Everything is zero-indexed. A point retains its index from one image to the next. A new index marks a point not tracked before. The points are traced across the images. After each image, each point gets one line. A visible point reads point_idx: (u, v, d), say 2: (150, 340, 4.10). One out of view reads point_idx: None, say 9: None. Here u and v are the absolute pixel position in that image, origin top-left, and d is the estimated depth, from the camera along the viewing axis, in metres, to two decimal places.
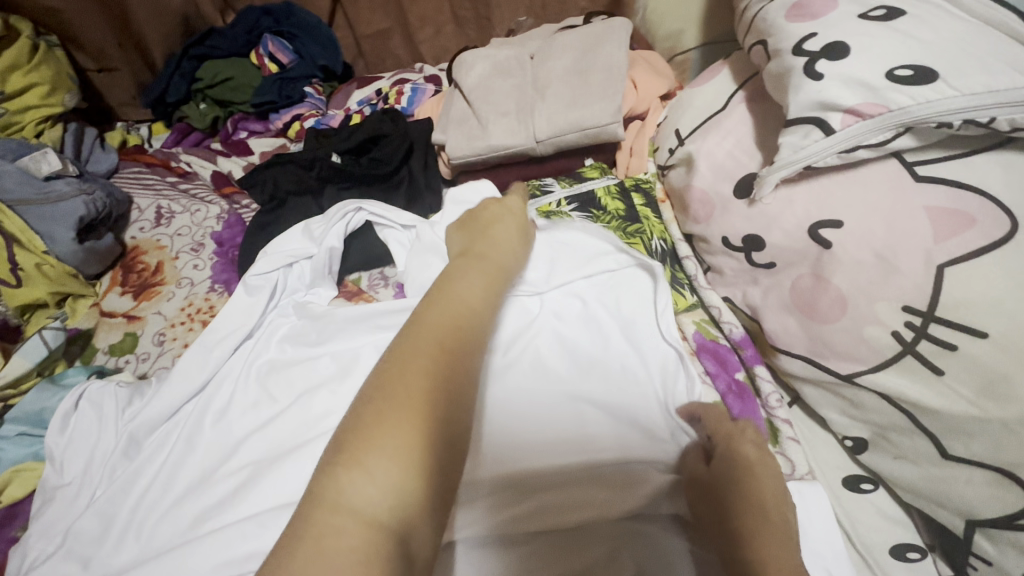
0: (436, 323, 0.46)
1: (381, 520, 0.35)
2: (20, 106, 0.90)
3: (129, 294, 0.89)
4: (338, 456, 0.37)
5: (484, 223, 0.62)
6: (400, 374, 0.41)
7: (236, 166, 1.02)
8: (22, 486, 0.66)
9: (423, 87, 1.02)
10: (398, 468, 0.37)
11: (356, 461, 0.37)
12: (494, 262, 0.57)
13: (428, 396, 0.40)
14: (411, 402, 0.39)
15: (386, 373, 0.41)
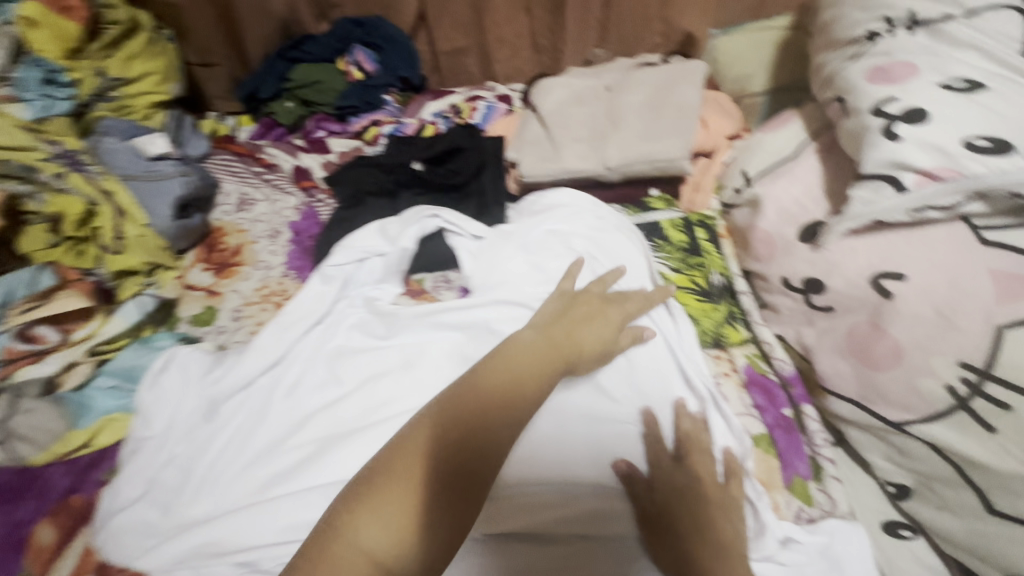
0: (472, 408, 0.52)
1: (379, 568, 0.43)
2: (135, 91, 1.00)
3: (210, 270, 0.96)
4: (342, 513, 0.45)
5: (583, 316, 0.63)
6: (400, 458, 0.49)
7: (316, 163, 1.10)
8: (111, 435, 0.73)
9: (495, 107, 1.11)
10: (390, 540, 0.44)
11: (370, 505, 0.45)
12: (562, 352, 0.59)
13: (426, 478, 0.47)
14: (413, 480, 0.47)
15: (395, 453, 0.49)
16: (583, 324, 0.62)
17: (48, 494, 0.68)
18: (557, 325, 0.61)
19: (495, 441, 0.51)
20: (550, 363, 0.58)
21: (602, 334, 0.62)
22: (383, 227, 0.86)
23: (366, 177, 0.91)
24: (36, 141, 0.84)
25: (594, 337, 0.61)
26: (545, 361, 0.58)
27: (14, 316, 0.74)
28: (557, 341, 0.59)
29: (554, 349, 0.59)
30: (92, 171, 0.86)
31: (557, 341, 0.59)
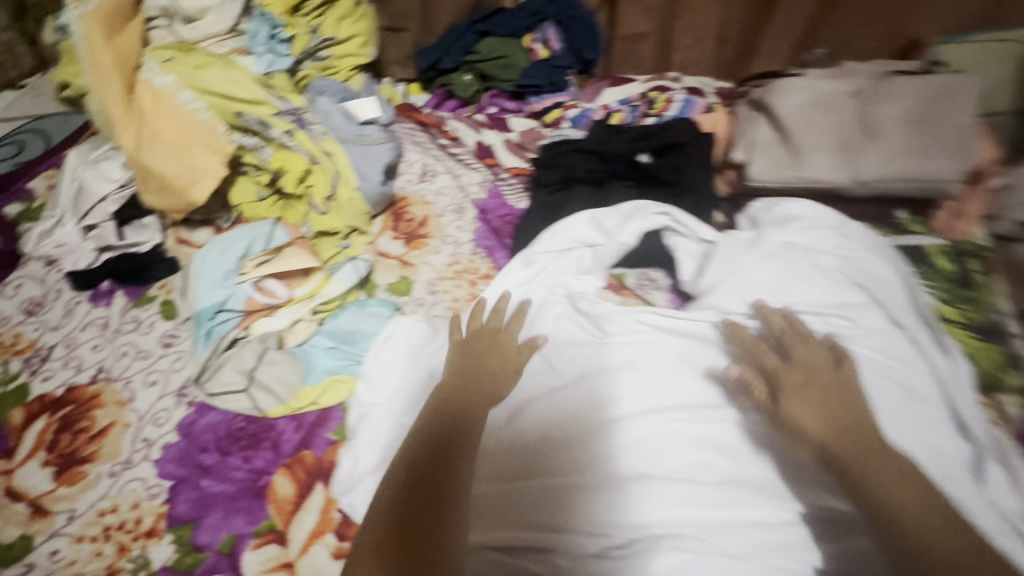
0: (432, 439, 0.57)
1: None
2: (342, 53, 0.99)
3: (400, 239, 0.96)
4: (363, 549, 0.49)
5: (479, 353, 0.68)
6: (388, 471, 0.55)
7: (499, 141, 1.08)
8: (335, 395, 0.73)
9: (694, 100, 1.04)
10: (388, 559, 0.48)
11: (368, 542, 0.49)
12: (475, 390, 0.63)
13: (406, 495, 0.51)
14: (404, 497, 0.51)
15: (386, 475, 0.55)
16: (484, 363, 0.66)
17: (283, 447, 0.70)
18: (461, 371, 0.66)
19: (449, 456, 0.55)
20: (470, 399, 0.62)
21: (503, 364, 0.66)
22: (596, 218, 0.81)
23: (579, 163, 0.89)
24: (268, 95, 0.85)
25: (503, 367, 0.65)
26: (463, 400, 0.62)
27: (250, 269, 0.77)
28: (458, 377, 0.65)
29: (466, 384, 0.64)
30: (315, 130, 0.87)
31: (487, 371, 0.65)
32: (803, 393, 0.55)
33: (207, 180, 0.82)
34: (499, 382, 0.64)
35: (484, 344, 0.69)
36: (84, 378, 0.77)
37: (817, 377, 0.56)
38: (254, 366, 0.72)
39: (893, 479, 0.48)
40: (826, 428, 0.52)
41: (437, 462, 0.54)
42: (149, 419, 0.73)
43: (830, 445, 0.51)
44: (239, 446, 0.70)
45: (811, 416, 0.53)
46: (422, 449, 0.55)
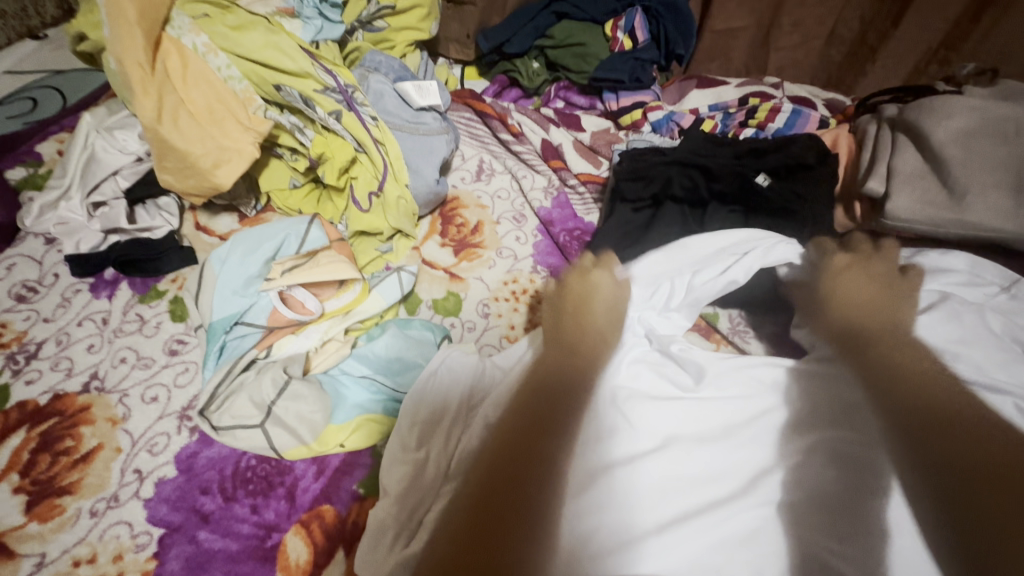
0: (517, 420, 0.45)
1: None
2: (399, 25, 0.86)
3: (449, 247, 0.82)
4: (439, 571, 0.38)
5: (573, 305, 0.54)
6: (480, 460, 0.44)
7: (568, 140, 0.93)
8: (367, 438, 0.60)
9: (806, 113, 0.88)
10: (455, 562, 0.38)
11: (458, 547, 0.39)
12: (585, 349, 0.52)
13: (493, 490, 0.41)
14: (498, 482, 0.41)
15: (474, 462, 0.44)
16: (576, 317, 0.53)
17: (300, 498, 0.57)
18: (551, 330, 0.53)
19: (547, 437, 0.44)
20: (577, 368, 0.50)
21: (603, 337, 0.53)
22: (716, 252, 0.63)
23: (677, 177, 0.73)
24: (315, 67, 0.71)
25: (601, 335, 0.53)
26: (560, 368, 0.49)
27: (277, 275, 0.64)
28: (556, 347, 0.52)
29: (575, 348, 0.51)
30: (365, 113, 0.73)
31: (573, 339, 0.52)
32: (857, 274, 0.56)
33: (237, 161, 0.70)
34: (595, 345, 0.52)
35: (582, 294, 0.55)
36: (73, 385, 0.65)
37: (853, 294, 0.55)
38: (274, 398, 0.58)
39: (906, 361, 0.49)
40: (864, 317, 0.53)
41: (531, 437, 0.44)
42: (144, 445, 0.61)
43: (853, 323, 0.53)
44: (247, 491, 0.58)
45: (850, 311, 0.54)
46: (520, 428, 0.44)
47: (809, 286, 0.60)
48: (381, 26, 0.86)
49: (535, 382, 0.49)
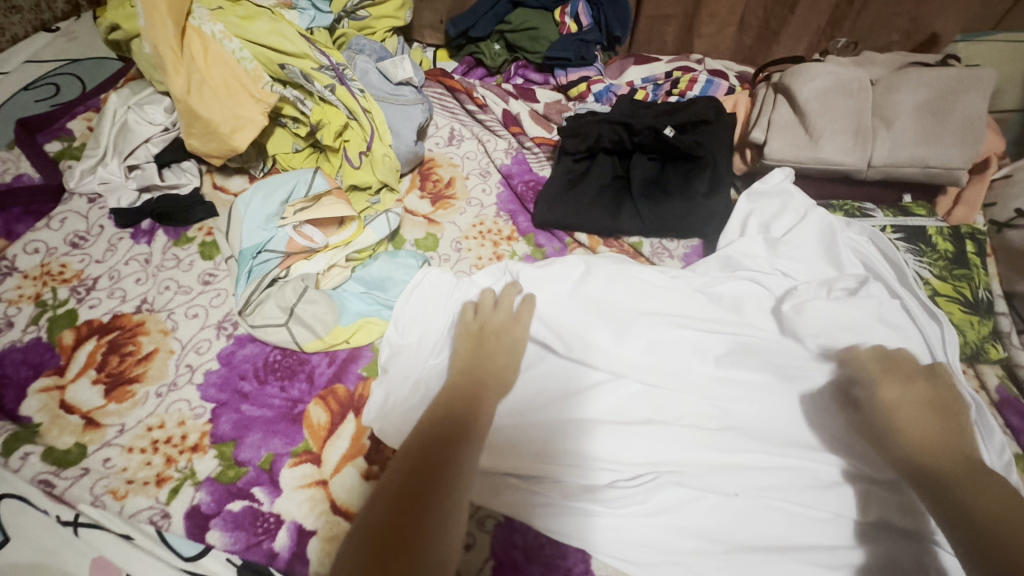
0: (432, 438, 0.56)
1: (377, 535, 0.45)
2: (379, 14, 1.03)
3: (427, 199, 1.01)
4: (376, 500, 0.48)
5: (490, 336, 0.72)
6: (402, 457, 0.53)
7: (524, 109, 1.11)
8: (368, 335, 0.79)
9: (717, 82, 1.08)
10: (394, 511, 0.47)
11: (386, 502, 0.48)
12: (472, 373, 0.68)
13: (430, 469, 0.52)
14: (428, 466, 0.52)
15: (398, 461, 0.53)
16: (490, 352, 0.71)
17: (317, 380, 0.76)
18: (465, 342, 0.72)
19: (464, 437, 0.57)
20: (476, 388, 0.65)
21: (511, 348, 0.72)
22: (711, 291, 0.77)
23: (606, 133, 0.92)
24: (312, 50, 0.88)
25: (501, 371, 0.69)
26: (468, 387, 0.65)
27: (290, 214, 0.81)
28: (467, 369, 0.68)
29: (466, 381, 0.66)
30: (354, 87, 0.90)
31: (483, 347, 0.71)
32: (926, 416, 0.60)
33: (250, 128, 0.86)
34: (496, 346, 0.71)
35: (494, 326, 0.73)
36: (128, 307, 0.82)
37: (914, 398, 0.62)
38: (295, 303, 0.76)
39: (989, 496, 0.52)
40: (953, 449, 0.57)
41: (441, 450, 0.54)
42: (192, 347, 0.78)
43: (923, 466, 0.57)
44: (276, 375, 0.76)
45: (920, 423, 0.60)
46: (438, 437, 0.56)
47: (868, 418, 0.63)
48: (363, 15, 1.02)
49: (438, 413, 0.60)
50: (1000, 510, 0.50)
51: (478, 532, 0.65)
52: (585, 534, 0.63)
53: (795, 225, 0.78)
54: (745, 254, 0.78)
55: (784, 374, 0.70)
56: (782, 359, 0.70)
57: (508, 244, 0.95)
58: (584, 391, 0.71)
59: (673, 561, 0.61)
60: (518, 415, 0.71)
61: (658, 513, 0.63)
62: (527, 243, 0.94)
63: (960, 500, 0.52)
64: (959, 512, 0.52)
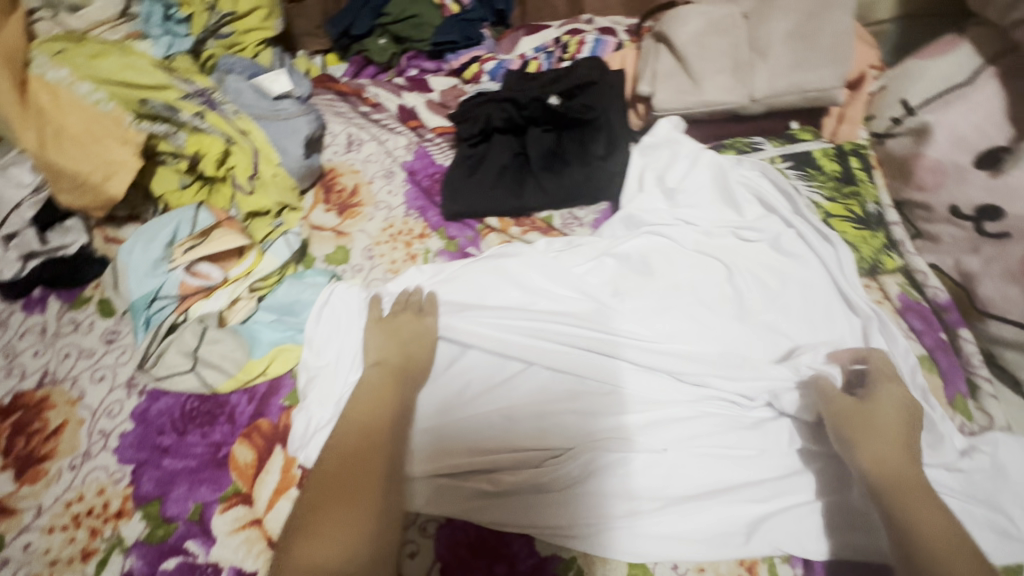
0: (349, 449, 0.58)
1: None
2: (246, 28, 0.97)
3: (332, 211, 0.97)
4: (299, 535, 0.51)
5: (392, 330, 0.73)
6: (324, 484, 0.55)
7: (420, 102, 1.08)
8: (284, 363, 0.76)
9: (605, 39, 1.07)
10: (336, 544, 0.50)
11: (312, 536, 0.51)
12: (402, 374, 0.69)
13: (363, 488, 0.55)
14: (363, 486, 0.55)
15: (315, 488, 0.55)
16: (412, 351, 0.72)
17: (239, 419, 0.73)
18: (386, 348, 0.71)
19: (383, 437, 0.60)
20: (389, 382, 0.67)
21: (422, 339, 0.73)
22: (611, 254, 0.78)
23: (495, 111, 0.90)
24: (173, 80, 0.84)
25: (415, 360, 0.71)
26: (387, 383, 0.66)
27: (179, 255, 0.77)
28: (384, 363, 0.69)
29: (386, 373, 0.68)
30: (225, 109, 0.87)
31: (407, 351, 0.71)
32: (895, 438, 0.57)
33: (124, 172, 0.81)
34: (422, 360, 0.72)
35: (394, 325, 0.74)
36: (29, 384, 0.78)
37: (875, 419, 0.59)
38: (197, 344, 0.73)
39: (932, 514, 0.52)
40: (915, 472, 0.55)
41: (364, 460, 0.57)
42: (103, 412, 0.75)
43: (874, 477, 0.55)
44: (195, 423, 0.73)
45: (885, 447, 0.56)
46: (366, 448, 0.58)
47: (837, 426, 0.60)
48: (229, 31, 0.96)
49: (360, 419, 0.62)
50: (942, 531, 0.50)
51: (420, 539, 0.63)
52: (527, 517, 0.63)
53: (687, 171, 0.77)
54: (645, 210, 0.78)
55: (692, 323, 0.72)
56: (694, 305, 0.72)
57: (421, 242, 0.92)
58: (504, 381, 0.72)
59: (619, 528, 0.62)
60: (443, 411, 0.70)
61: (607, 491, 0.64)
62: (441, 238, 0.92)
63: (911, 518, 0.52)
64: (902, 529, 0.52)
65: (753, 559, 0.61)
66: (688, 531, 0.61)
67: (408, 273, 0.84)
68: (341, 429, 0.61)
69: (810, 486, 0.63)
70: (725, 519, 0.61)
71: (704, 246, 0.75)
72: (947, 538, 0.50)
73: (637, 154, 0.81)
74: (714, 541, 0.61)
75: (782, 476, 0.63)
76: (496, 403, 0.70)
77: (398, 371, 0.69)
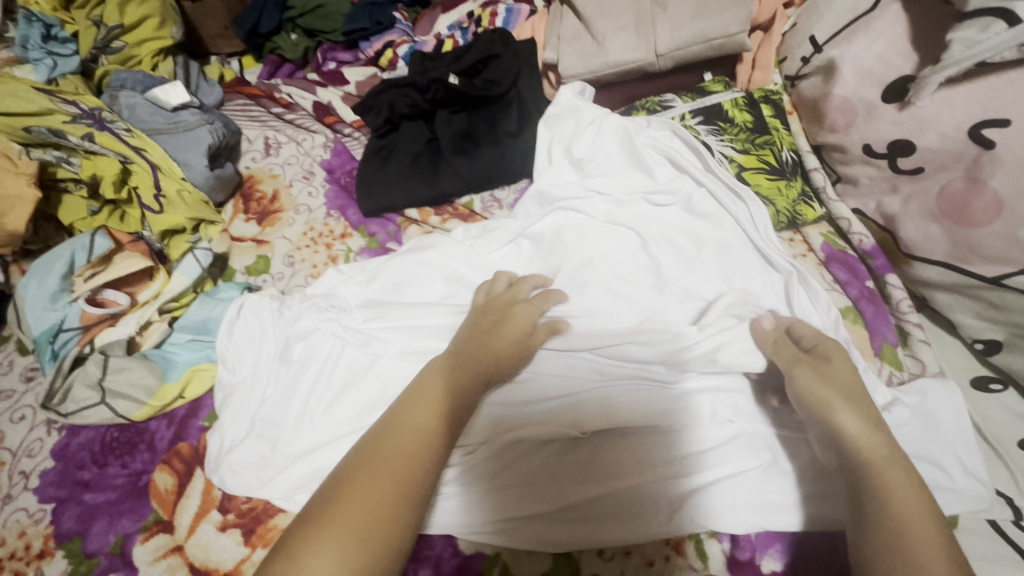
0: (389, 449, 0.49)
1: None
2: (137, 39, 0.94)
3: (253, 220, 0.92)
4: (310, 530, 0.44)
5: (492, 325, 0.63)
6: (356, 486, 0.46)
7: (335, 96, 1.04)
8: (202, 384, 0.74)
9: (517, 8, 1.01)
10: (340, 560, 0.42)
11: (317, 541, 0.43)
12: (483, 373, 0.59)
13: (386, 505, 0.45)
14: (381, 504, 0.45)
15: (340, 491, 0.46)
16: (495, 346, 0.61)
17: (159, 445, 0.71)
18: (471, 344, 0.61)
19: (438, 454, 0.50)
20: (463, 381, 0.57)
21: (520, 327, 0.63)
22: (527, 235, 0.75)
23: (399, 99, 0.88)
24: (56, 103, 0.80)
25: (497, 357, 0.60)
26: (460, 378, 0.57)
27: (80, 284, 0.76)
28: (464, 357, 0.59)
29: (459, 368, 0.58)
30: (118, 128, 0.83)
31: (495, 344, 0.61)
32: (851, 399, 0.52)
33: (21, 206, 0.77)
34: (511, 357, 0.61)
35: (497, 314, 0.64)
36: None
37: (829, 380, 0.54)
38: (102, 375, 0.71)
39: (905, 487, 0.46)
40: (879, 434, 0.50)
41: (409, 476, 0.48)
42: (24, 452, 0.73)
43: (846, 446, 0.50)
44: (114, 454, 0.71)
45: (852, 415, 0.51)
46: (418, 458, 0.49)
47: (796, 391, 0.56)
48: (118, 45, 0.93)
49: (419, 416, 0.52)
50: (905, 495, 0.45)
51: None
52: (444, 518, 0.61)
53: (594, 140, 0.74)
54: (555, 184, 0.74)
55: (610, 299, 0.68)
56: (614, 278, 0.69)
57: (343, 242, 0.88)
58: None
59: (544, 520, 0.59)
60: (365, 413, 0.68)
61: (592, 472, 0.60)
62: (362, 236, 0.88)
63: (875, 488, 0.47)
64: (871, 497, 0.46)
65: (679, 538, 0.58)
66: (614, 517, 0.58)
67: (327, 274, 0.81)
68: (399, 419, 0.52)
69: (740, 460, 0.59)
70: (653, 502, 0.58)
71: (617, 216, 0.71)
72: (915, 502, 0.45)
73: (544, 124, 0.77)
74: (637, 525, 0.57)
75: (705, 461, 0.59)
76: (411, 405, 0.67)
77: (472, 371, 0.58)
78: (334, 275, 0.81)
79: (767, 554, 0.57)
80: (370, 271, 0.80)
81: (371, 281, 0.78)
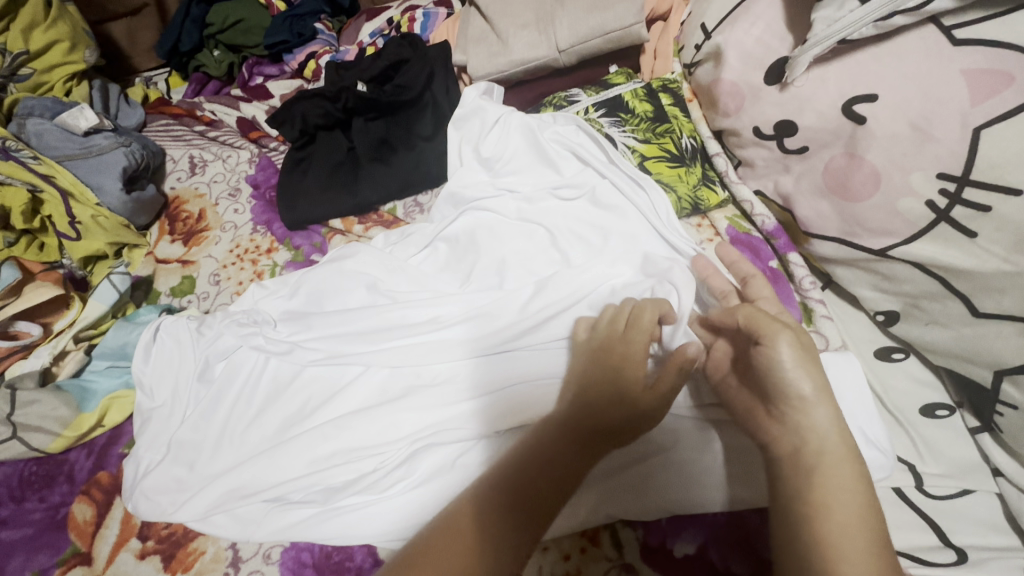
0: (481, 497, 0.48)
1: None
2: (46, 65, 0.95)
3: (179, 241, 0.90)
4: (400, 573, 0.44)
5: (602, 358, 0.55)
6: (446, 533, 0.46)
7: (260, 111, 1.03)
8: (121, 411, 0.73)
9: (435, 11, 1.02)
10: None
11: None
12: (593, 419, 0.52)
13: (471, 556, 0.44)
14: (462, 558, 0.44)
15: (438, 533, 0.46)
16: (604, 369, 0.55)
17: (78, 476, 0.70)
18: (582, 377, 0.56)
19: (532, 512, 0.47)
20: (577, 432, 0.52)
21: (642, 370, 0.54)
22: (444, 236, 0.75)
23: (312, 109, 0.89)
24: None
25: (616, 412, 0.52)
26: (576, 430, 0.51)
27: None
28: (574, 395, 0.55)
29: (569, 420, 0.52)
30: (24, 156, 0.84)
31: (614, 376, 0.54)
32: (812, 377, 0.47)
33: None
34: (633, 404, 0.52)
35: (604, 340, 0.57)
36: None
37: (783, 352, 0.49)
38: (11, 411, 0.71)
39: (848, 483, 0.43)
40: (826, 424, 0.45)
41: (500, 526, 0.46)
42: None
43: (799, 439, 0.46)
44: (33, 489, 0.69)
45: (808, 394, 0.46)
46: (511, 505, 0.47)
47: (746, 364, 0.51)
48: (27, 72, 0.94)
49: (517, 456, 0.50)
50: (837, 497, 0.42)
51: (265, 567, 0.61)
52: (347, 530, 0.59)
53: (500, 139, 0.77)
54: (465, 185, 0.76)
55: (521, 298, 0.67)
56: (532, 263, 0.70)
57: (269, 257, 0.85)
58: (352, 381, 0.68)
59: None
60: (285, 427, 0.67)
61: None
62: (288, 249, 0.85)
63: (812, 492, 0.43)
64: (806, 492, 0.43)
65: (594, 528, 0.58)
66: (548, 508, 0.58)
67: (250, 291, 0.79)
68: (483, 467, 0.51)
69: (656, 444, 0.59)
70: (575, 493, 0.58)
71: (526, 213, 0.73)
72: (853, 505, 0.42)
73: (456, 117, 0.80)
74: (559, 515, 0.58)
75: (611, 453, 0.59)
76: (329, 415, 0.66)
77: (582, 415, 0.52)
78: (256, 290, 0.78)
79: (677, 539, 0.56)
80: (289, 285, 0.78)
81: (294, 294, 0.76)
